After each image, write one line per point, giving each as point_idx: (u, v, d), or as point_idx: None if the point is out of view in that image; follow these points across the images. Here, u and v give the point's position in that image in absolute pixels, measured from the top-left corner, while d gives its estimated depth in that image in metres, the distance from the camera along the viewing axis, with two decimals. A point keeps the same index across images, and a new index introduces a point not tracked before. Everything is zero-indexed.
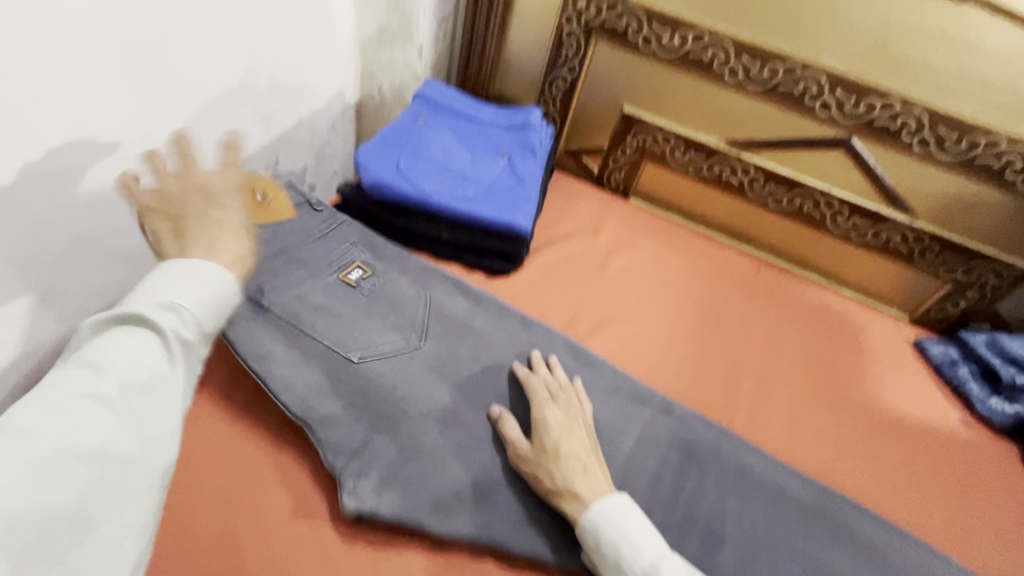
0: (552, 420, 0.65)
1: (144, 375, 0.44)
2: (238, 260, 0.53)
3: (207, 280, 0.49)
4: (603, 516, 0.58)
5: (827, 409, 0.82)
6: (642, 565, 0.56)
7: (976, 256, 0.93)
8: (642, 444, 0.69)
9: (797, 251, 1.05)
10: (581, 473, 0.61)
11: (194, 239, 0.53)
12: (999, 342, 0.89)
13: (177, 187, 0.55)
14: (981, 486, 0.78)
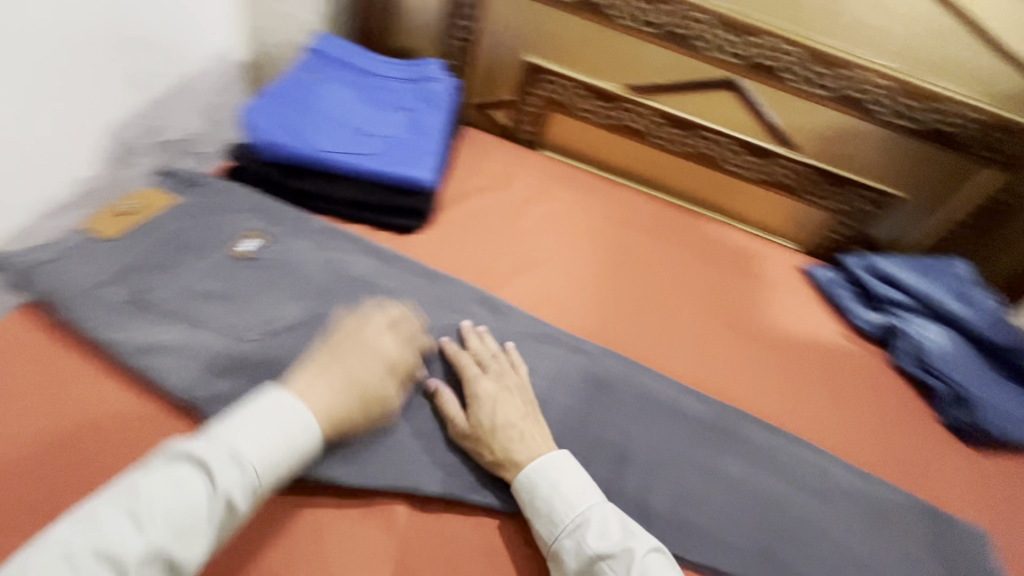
0: (488, 394, 0.66)
1: (181, 516, 0.45)
2: (326, 415, 0.55)
3: (290, 431, 0.52)
4: (539, 472, 0.61)
5: (728, 332, 0.88)
6: (571, 517, 0.58)
7: (852, 185, 1.01)
8: (553, 382, 0.72)
9: (699, 191, 1.09)
10: (518, 439, 0.63)
11: (307, 372, 0.58)
12: (874, 264, 0.99)
13: (356, 328, 0.64)
14: (862, 388, 0.86)
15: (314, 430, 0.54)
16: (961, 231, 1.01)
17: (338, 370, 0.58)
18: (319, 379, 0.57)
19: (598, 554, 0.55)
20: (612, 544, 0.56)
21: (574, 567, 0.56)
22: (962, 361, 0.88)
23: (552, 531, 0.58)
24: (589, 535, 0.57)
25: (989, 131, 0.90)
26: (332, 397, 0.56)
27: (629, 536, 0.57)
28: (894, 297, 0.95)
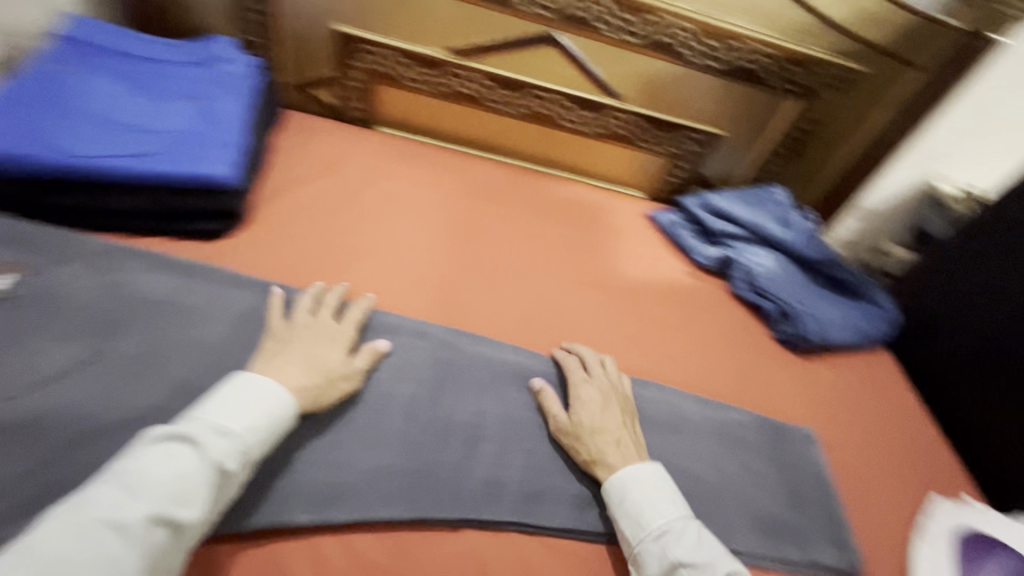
0: (587, 397, 0.69)
1: (180, 473, 0.46)
2: (304, 386, 0.58)
3: (265, 403, 0.54)
4: (632, 476, 0.61)
5: (580, 289, 0.89)
6: (655, 522, 0.58)
7: (679, 128, 1.05)
8: (396, 375, 0.68)
9: (543, 151, 1.10)
10: (614, 445, 0.64)
11: (280, 354, 0.60)
12: (708, 201, 1.05)
13: (297, 318, 0.66)
14: (707, 319, 0.91)
15: (290, 404, 0.56)
16: (777, 161, 1.11)
17: (298, 354, 0.61)
18: (284, 362, 0.60)
19: (679, 563, 0.55)
20: (696, 557, 0.56)
21: (654, 571, 0.56)
22: (788, 281, 0.96)
23: (636, 531, 0.58)
24: (673, 542, 0.56)
25: (783, 65, 0.97)
26: (303, 375, 0.59)
27: (712, 555, 0.56)
28: (728, 230, 1.02)
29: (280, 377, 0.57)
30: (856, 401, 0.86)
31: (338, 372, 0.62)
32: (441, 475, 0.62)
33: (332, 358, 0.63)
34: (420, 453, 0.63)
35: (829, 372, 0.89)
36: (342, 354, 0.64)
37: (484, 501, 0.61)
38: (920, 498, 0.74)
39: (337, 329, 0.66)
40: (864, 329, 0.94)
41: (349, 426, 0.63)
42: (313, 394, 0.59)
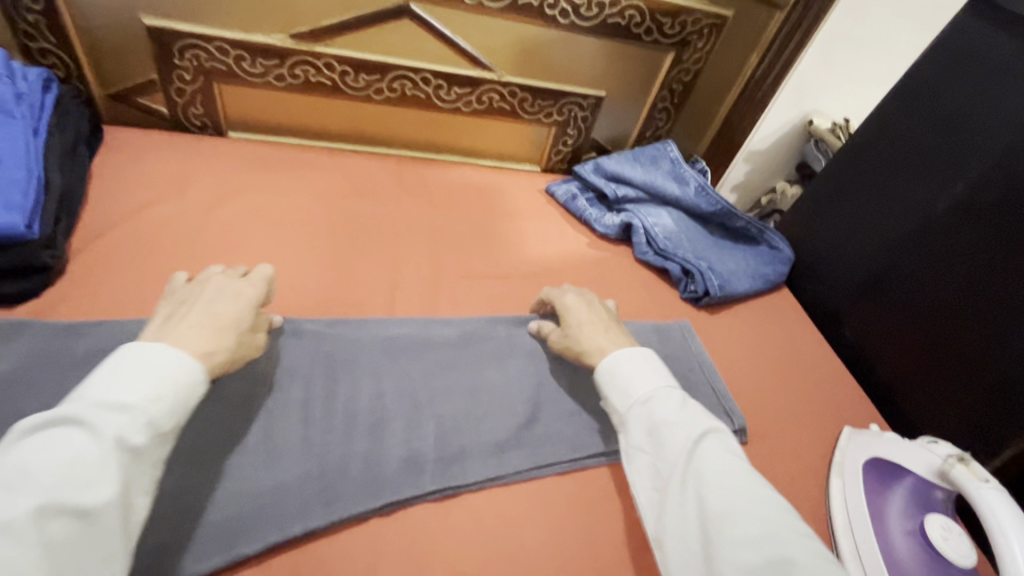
0: (571, 303, 0.72)
1: (71, 460, 0.39)
2: (206, 352, 0.50)
3: (165, 371, 0.45)
4: (621, 357, 0.63)
5: (481, 279, 0.83)
6: (641, 390, 0.59)
7: (563, 95, 1.00)
8: (278, 378, 0.62)
9: (423, 136, 1.00)
10: (602, 333, 0.68)
11: (176, 320, 0.52)
12: (602, 166, 1.02)
13: (203, 279, 0.58)
14: (614, 288, 0.89)
15: (197, 368, 0.48)
16: (664, 116, 1.10)
17: (197, 316, 0.52)
18: (184, 326, 0.51)
19: (662, 422, 0.55)
20: (677, 416, 0.56)
21: (640, 433, 0.56)
22: (687, 237, 0.97)
23: (625, 402, 0.59)
24: (657, 406, 0.57)
25: (655, 16, 0.93)
26: (208, 341, 0.51)
27: (695, 415, 0.56)
28: (626, 193, 1.00)
29: (179, 341, 0.49)
30: (765, 346, 0.87)
31: (246, 336, 0.55)
32: (354, 467, 0.57)
33: (239, 320, 0.55)
34: (326, 449, 0.58)
35: (736, 321, 0.90)
36: (250, 315, 0.56)
37: (406, 477, 0.57)
38: (830, 432, 0.77)
39: (238, 287, 0.58)
40: (765, 273, 0.96)
41: (241, 449, 0.56)
42: (218, 360, 0.51)
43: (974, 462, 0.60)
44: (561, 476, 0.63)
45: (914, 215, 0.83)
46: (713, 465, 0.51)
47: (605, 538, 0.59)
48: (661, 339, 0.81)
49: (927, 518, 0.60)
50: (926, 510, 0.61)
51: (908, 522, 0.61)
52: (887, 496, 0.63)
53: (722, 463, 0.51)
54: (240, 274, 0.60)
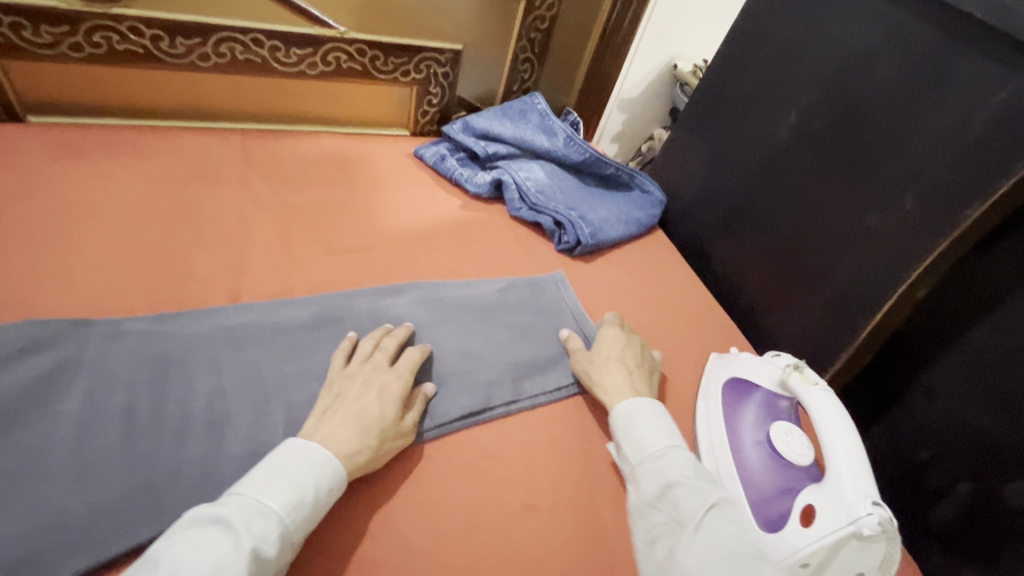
0: (609, 335, 0.73)
1: (216, 566, 0.41)
2: (354, 455, 0.52)
3: (304, 476, 0.48)
4: (636, 406, 0.62)
5: (341, 253, 0.79)
6: (657, 444, 0.59)
7: (418, 51, 0.94)
8: (94, 394, 0.55)
9: (269, 105, 0.92)
10: (623, 374, 0.67)
11: (334, 417, 0.55)
12: (471, 124, 1.00)
13: (357, 366, 0.60)
14: (488, 248, 0.87)
15: (339, 474, 0.50)
16: (529, 68, 1.07)
17: (350, 412, 0.55)
18: (338, 424, 0.54)
19: (674, 481, 0.55)
20: (688, 477, 0.56)
21: (650, 488, 0.56)
22: (560, 190, 0.96)
23: (638, 453, 0.59)
24: (671, 464, 0.57)
25: None
26: (351, 440, 0.53)
27: (707, 479, 0.56)
28: (497, 150, 0.98)
29: (330, 443, 0.52)
30: (641, 288, 0.89)
31: (390, 431, 0.56)
32: (186, 471, 0.53)
33: (386, 415, 0.56)
34: (150, 458, 0.52)
35: (611, 267, 0.92)
36: (398, 409, 0.58)
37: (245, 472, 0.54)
38: (698, 361, 0.80)
39: (387, 378, 0.60)
40: (638, 217, 0.97)
41: (45, 474, 0.49)
42: (361, 459, 0.53)
43: (807, 368, 0.64)
44: (429, 445, 0.62)
45: (760, 149, 0.86)
46: (723, 535, 0.51)
47: (475, 498, 0.59)
48: (533, 292, 0.81)
49: (773, 428, 0.64)
50: (773, 421, 0.65)
51: (757, 434, 0.64)
52: (742, 413, 0.67)
53: (730, 534, 0.51)
54: (391, 355, 0.63)
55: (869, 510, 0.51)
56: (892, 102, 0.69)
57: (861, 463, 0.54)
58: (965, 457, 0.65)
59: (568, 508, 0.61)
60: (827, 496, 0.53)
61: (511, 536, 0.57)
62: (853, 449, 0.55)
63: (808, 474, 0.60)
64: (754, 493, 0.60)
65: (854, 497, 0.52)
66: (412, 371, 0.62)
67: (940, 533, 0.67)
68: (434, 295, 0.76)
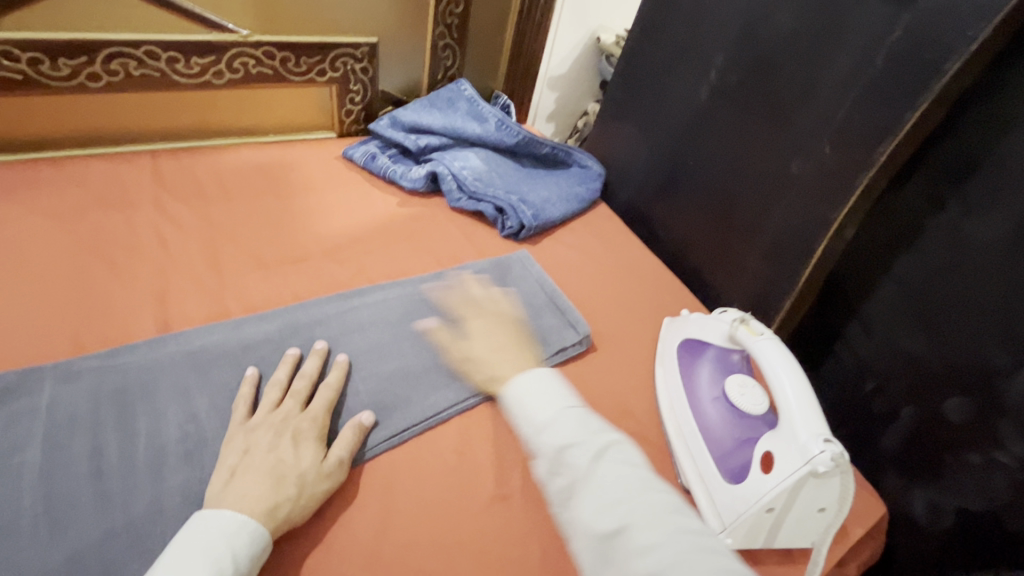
0: (475, 328, 0.69)
1: None
2: (269, 511, 0.48)
3: (216, 550, 0.45)
4: (521, 380, 0.57)
5: (277, 267, 0.76)
6: (540, 417, 0.53)
7: (330, 48, 0.91)
8: (55, 439, 0.52)
9: (177, 118, 0.87)
10: (506, 357, 0.63)
11: (242, 479, 0.50)
12: (398, 118, 0.97)
13: (263, 416, 0.56)
14: (431, 241, 0.86)
15: (258, 535, 0.47)
16: (450, 55, 1.04)
17: (263, 464, 0.51)
18: (248, 481, 0.50)
19: (567, 445, 0.50)
20: (578, 435, 0.51)
21: (544, 462, 0.51)
22: (497, 175, 0.95)
23: (529, 430, 0.54)
24: (559, 431, 0.51)
25: None
26: (267, 494, 0.49)
27: (594, 430, 0.51)
28: (428, 142, 0.95)
29: (243, 502, 0.48)
30: (589, 262, 0.90)
31: (311, 475, 0.52)
32: (170, 502, 0.51)
33: (304, 460, 0.53)
34: (125, 499, 0.50)
35: (557, 246, 0.91)
36: (318, 451, 0.54)
37: None
38: (654, 326, 0.81)
39: (298, 420, 0.56)
40: (578, 193, 0.97)
41: (15, 530, 0.46)
42: (283, 513, 0.49)
43: (753, 320, 0.65)
44: (388, 452, 0.60)
45: (686, 112, 0.87)
46: (611, 480, 0.47)
47: (440, 498, 0.58)
48: (499, 276, 0.81)
49: (728, 382, 0.65)
50: (727, 377, 0.66)
51: (714, 390, 0.65)
52: (696, 373, 0.68)
53: (624, 477, 0.48)
54: (297, 392, 0.59)
55: (823, 448, 0.52)
56: (800, 50, 0.70)
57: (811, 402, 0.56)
58: (907, 382, 0.68)
59: (538, 491, 0.60)
60: (783, 440, 0.55)
61: (482, 530, 0.56)
62: (801, 387, 0.57)
63: (764, 421, 0.61)
64: (716, 448, 0.61)
65: (808, 436, 0.53)
66: (324, 407, 0.58)
67: (895, 456, 0.70)
68: (380, 298, 0.74)
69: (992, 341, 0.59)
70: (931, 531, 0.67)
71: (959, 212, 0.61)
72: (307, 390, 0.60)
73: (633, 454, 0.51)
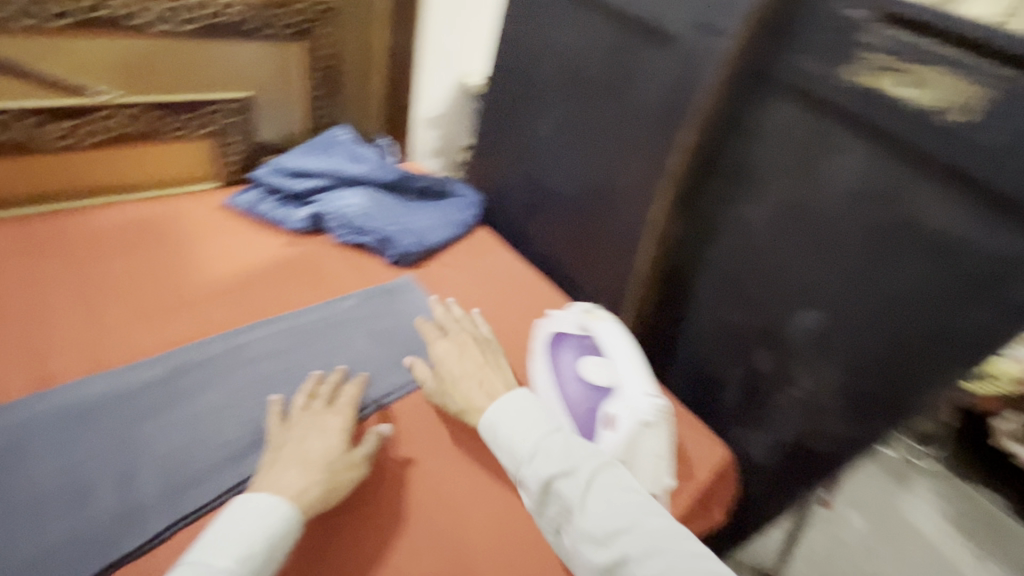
0: (443, 353, 0.73)
1: None
2: (301, 492, 0.56)
3: (255, 529, 0.52)
4: (500, 410, 0.64)
5: (161, 314, 0.78)
6: (525, 447, 0.61)
7: (201, 104, 0.96)
8: None
9: (47, 181, 0.89)
10: (477, 387, 0.68)
11: (279, 467, 0.59)
12: (280, 165, 1.02)
13: (295, 421, 0.64)
14: (318, 274, 0.91)
15: (289, 516, 0.54)
16: (324, 105, 1.11)
17: (296, 454, 0.60)
18: (283, 470, 0.58)
19: (552, 478, 0.58)
20: (562, 466, 0.58)
21: (534, 491, 0.59)
22: (381, 209, 1.01)
23: (514, 461, 0.61)
24: (543, 461, 0.59)
25: (263, 12, 0.93)
26: (299, 479, 0.57)
27: (579, 458, 0.59)
28: (310, 185, 1.01)
29: (276, 486, 0.56)
30: (472, 279, 0.99)
31: (338, 464, 0.60)
32: (56, 545, 0.54)
33: (331, 449, 0.61)
34: (10, 548, 0.53)
35: (441, 268, 1.00)
36: (343, 442, 0.63)
37: (121, 531, 0.55)
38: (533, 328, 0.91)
39: (324, 419, 0.65)
40: (457, 219, 1.07)
41: None
42: (310, 496, 0.57)
43: (598, 309, 0.81)
44: None
45: (540, 142, 1.01)
46: (604, 510, 0.56)
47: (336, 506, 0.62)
48: (387, 302, 0.87)
49: (584, 361, 0.74)
50: (581, 355, 0.75)
51: (574, 369, 0.74)
52: (558, 356, 0.76)
53: (614, 504, 0.56)
54: (323, 399, 0.67)
55: (649, 402, 0.68)
56: (610, 87, 0.86)
57: (642, 370, 0.72)
58: (729, 349, 0.82)
59: (431, 482, 0.66)
60: (621, 401, 0.69)
61: (376, 529, 0.61)
62: (633, 359, 0.73)
63: None
64: (575, 415, 0.71)
65: (637, 394, 0.68)
66: (350, 408, 0.67)
67: (734, 411, 0.84)
68: (269, 333, 0.78)
69: (776, 306, 0.74)
70: (769, 466, 0.81)
71: (739, 204, 0.75)
72: (330, 399, 0.68)
73: (620, 476, 0.59)
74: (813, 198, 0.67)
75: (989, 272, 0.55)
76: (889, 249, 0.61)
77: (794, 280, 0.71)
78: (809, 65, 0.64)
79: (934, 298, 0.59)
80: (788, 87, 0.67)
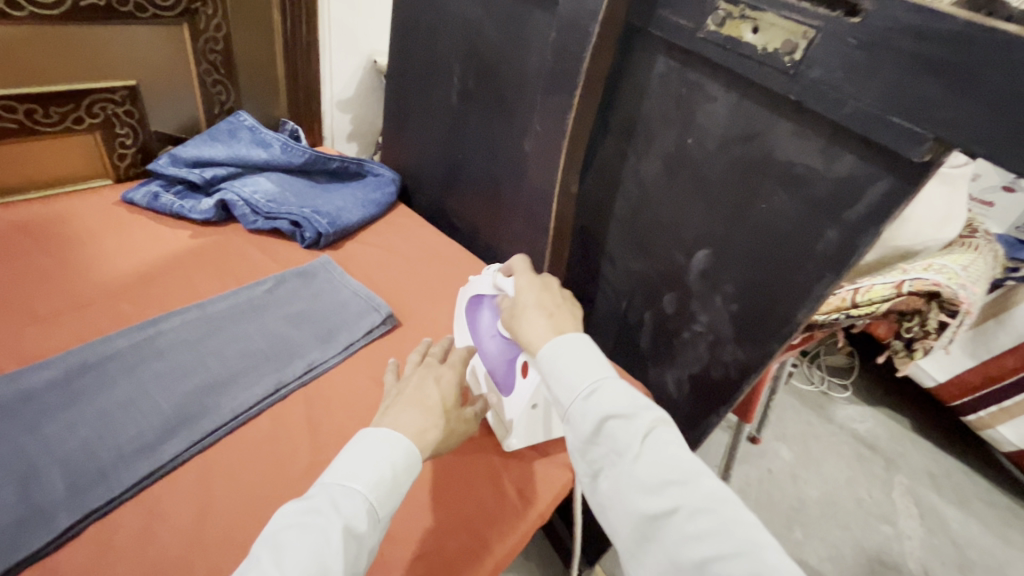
0: (524, 284, 0.68)
1: (319, 536, 0.46)
2: (422, 432, 0.56)
3: (384, 458, 0.52)
4: (561, 344, 0.59)
5: (56, 316, 0.74)
6: (584, 381, 0.56)
7: (83, 95, 0.90)
8: None
9: None
10: (544, 318, 0.63)
11: (395, 407, 0.59)
12: (178, 155, 0.98)
13: (409, 373, 0.65)
14: (230, 263, 0.90)
15: (413, 452, 0.54)
16: (223, 89, 1.07)
17: (413, 398, 0.60)
18: (401, 412, 0.58)
19: (608, 416, 0.53)
20: (623, 408, 0.53)
21: (585, 427, 0.54)
22: (292, 193, 1.01)
23: (568, 395, 0.56)
24: (602, 400, 0.54)
25: None
26: (419, 422, 0.57)
27: (641, 404, 0.54)
28: (214, 173, 0.98)
29: (398, 426, 0.56)
30: (395, 257, 1.00)
31: (453, 414, 0.61)
32: None
33: (445, 399, 0.61)
34: None
35: (360, 248, 1.00)
36: (455, 398, 0.62)
37: (25, 532, 0.54)
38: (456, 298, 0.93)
39: (439, 372, 0.64)
40: (374, 198, 1.07)
41: None
42: (428, 439, 0.57)
43: None
44: (199, 456, 0.64)
45: (448, 115, 1.02)
46: (658, 458, 0.51)
47: (260, 483, 0.62)
48: (306, 282, 0.87)
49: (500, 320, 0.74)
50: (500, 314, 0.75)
51: (492, 328, 0.75)
52: (477, 317, 0.77)
53: (671, 456, 0.51)
54: (437, 354, 0.68)
55: None
56: (506, 56, 0.88)
57: None
58: (641, 296, 0.87)
59: None
60: None
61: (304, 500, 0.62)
62: None
63: None
64: (499, 373, 0.74)
65: None
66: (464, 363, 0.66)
67: (649, 354, 0.90)
68: (180, 322, 0.76)
69: (674, 249, 0.80)
70: (684, 401, 0.88)
71: (633, 159, 0.80)
72: (438, 357, 0.68)
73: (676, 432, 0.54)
74: (693, 145, 0.72)
75: (838, 194, 0.61)
76: (759, 184, 0.67)
77: (687, 223, 0.77)
78: (676, 21, 0.68)
79: (799, 223, 0.65)
80: (664, 43, 0.71)
